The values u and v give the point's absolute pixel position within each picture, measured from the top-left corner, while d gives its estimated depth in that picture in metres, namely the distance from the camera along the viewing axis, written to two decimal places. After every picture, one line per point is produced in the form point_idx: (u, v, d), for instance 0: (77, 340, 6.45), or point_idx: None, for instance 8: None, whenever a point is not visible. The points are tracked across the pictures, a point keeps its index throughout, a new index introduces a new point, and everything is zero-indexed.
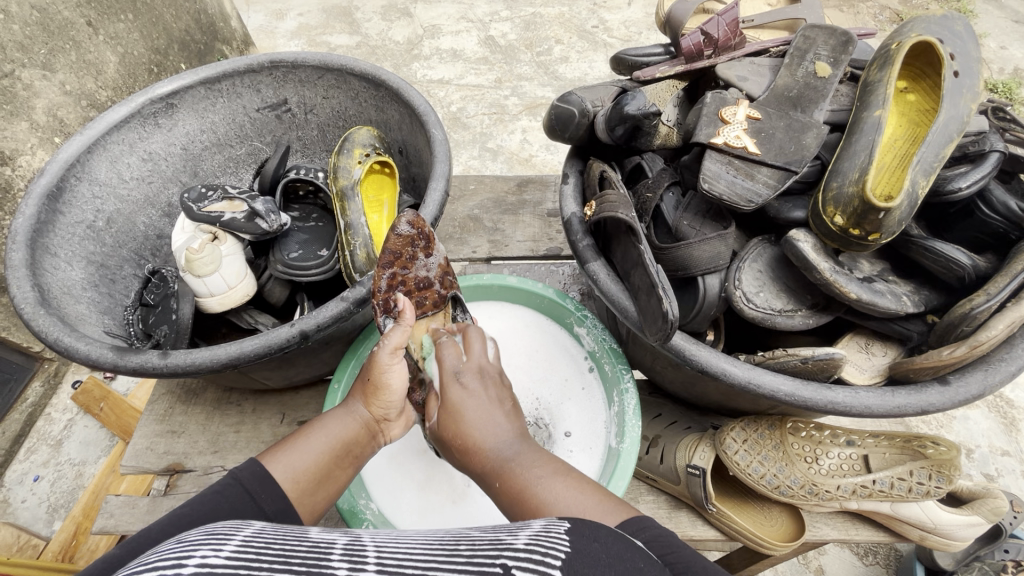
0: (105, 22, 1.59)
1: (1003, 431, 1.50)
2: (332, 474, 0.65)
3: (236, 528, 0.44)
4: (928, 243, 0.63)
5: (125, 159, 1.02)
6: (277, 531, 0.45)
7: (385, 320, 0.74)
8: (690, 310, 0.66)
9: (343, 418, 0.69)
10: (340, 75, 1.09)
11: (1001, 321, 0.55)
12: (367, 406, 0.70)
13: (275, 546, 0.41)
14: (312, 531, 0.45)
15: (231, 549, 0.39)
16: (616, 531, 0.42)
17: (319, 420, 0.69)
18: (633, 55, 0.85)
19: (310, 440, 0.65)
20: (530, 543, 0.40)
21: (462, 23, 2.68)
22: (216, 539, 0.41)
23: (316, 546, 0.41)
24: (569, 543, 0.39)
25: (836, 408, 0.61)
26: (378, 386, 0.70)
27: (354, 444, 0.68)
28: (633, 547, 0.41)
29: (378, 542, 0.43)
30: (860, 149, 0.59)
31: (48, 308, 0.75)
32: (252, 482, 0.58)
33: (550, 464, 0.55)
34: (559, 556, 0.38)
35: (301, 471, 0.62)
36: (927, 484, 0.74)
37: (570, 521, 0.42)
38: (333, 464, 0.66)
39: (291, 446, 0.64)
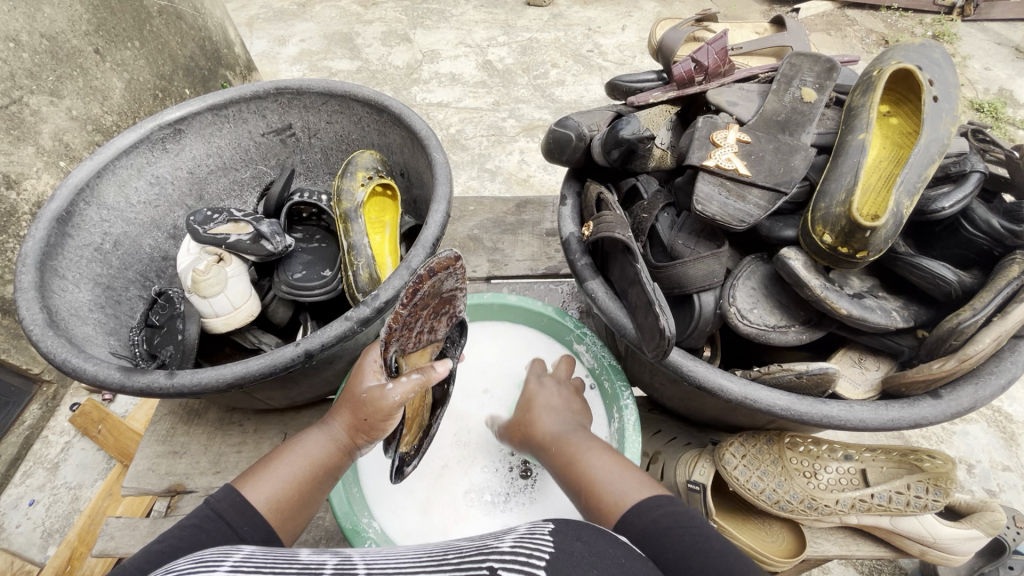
0: (112, 50, 1.64)
1: (1003, 446, 1.51)
2: (310, 497, 0.64)
3: (227, 553, 0.44)
4: (915, 260, 0.65)
5: (133, 183, 1.04)
6: (267, 555, 0.45)
7: (393, 354, 0.64)
8: (686, 327, 0.67)
9: (322, 438, 0.67)
10: (344, 101, 1.12)
11: (988, 334, 0.57)
12: (347, 432, 0.67)
13: (266, 571, 0.41)
14: (303, 553, 0.46)
15: (223, 571, 0.40)
16: (598, 528, 0.46)
17: (298, 438, 0.67)
18: (627, 81, 0.89)
19: (283, 464, 0.64)
20: (515, 544, 0.43)
21: (460, 48, 2.75)
22: (206, 564, 0.42)
23: (307, 566, 0.43)
24: (554, 543, 0.42)
25: (832, 422, 0.62)
26: (372, 426, 0.65)
27: (334, 463, 0.67)
28: (618, 545, 0.45)
29: (369, 560, 0.45)
30: (846, 171, 0.62)
31: (56, 330, 0.77)
32: (229, 509, 0.57)
33: (603, 452, 0.66)
34: (543, 557, 0.41)
35: (278, 498, 0.61)
36: (925, 497, 0.74)
37: (553, 522, 0.46)
38: (311, 489, 0.64)
39: (266, 471, 0.63)
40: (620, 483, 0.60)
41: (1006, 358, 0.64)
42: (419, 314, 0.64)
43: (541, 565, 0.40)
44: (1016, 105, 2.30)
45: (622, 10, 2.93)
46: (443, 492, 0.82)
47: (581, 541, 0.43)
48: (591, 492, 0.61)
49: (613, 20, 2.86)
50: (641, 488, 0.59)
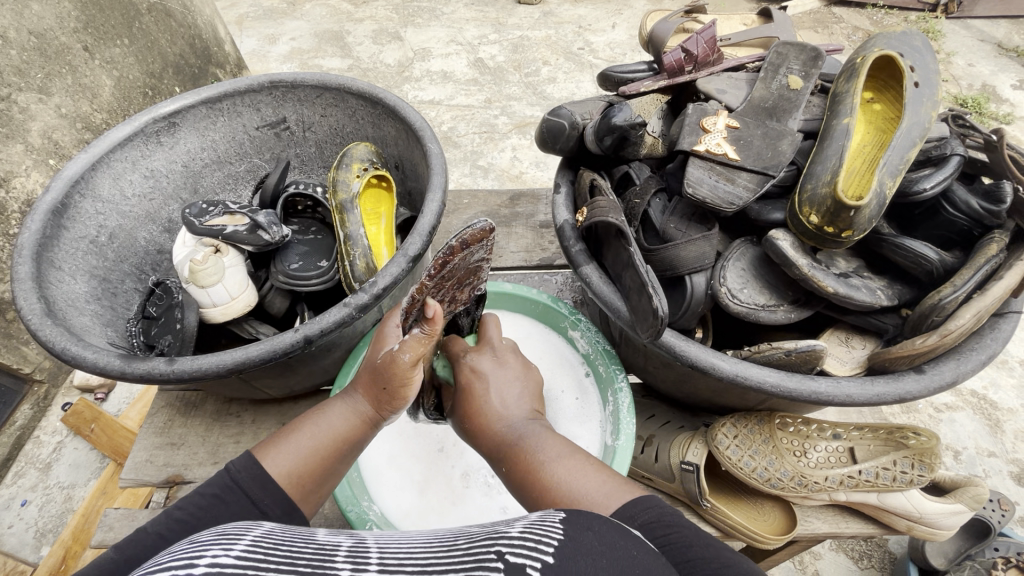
0: (101, 47, 1.63)
1: (989, 433, 1.54)
2: (333, 469, 0.65)
3: (247, 528, 0.44)
4: (898, 240, 0.68)
5: (127, 176, 1.04)
6: (285, 533, 0.44)
7: (414, 324, 0.68)
8: (678, 308, 0.69)
9: (344, 411, 0.67)
10: (338, 94, 1.13)
11: (968, 310, 0.59)
12: (372, 405, 0.67)
13: (283, 547, 0.41)
14: (319, 534, 0.45)
15: (240, 548, 0.39)
16: (613, 521, 0.43)
17: (320, 411, 0.67)
18: (618, 72, 0.90)
19: (309, 436, 0.64)
20: (525, 532, 0.41)
21: (452, 46, 2.76)
22: (225, 538, 0.41)
23: (321, 547, 0.42)
24: (565, 531, 0.40)
25: (820, 398, 0.65)
26: (394, 394, 0.66)
27: (357, 436, 0.67)
28: (629, 537, 0.42)
29: (382, 544, 0.44)
30: (831, 154, 0.64)
31: (54, 319, 0.77)
32: (249, 481, 0.58)
33: (562, 447, 0.58)
34: (551, 543, 0.39)
35: (299, 470, 0.61)
36: (910, 473, 0.77)
37: (565, 511, 0.44)
38: (333, 462, 0.64)
39: (288, 443, 0.63)
40: (585, 484, 0.53)
41: (986, 335, 0.67)
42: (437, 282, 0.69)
43: (550, 553, 0.38)
44: (998, 101, 2.36)
45: (612, 8, 2.95)
46: (440, 476, 0.83)
47: (592, 530, 0.41)
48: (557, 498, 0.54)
49: (604, 18, 2.88)
50: (612, 493, 0.52)
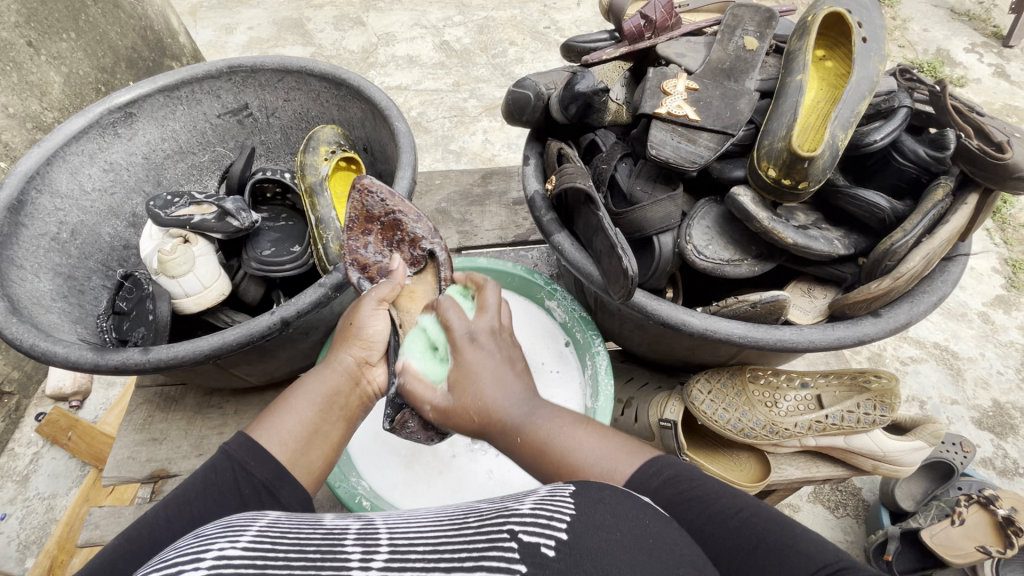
0: (46, 41, 1.57)
1: (951, 381, 1.62)
2: (324, 429, 0.60)
3: (253, 518, 0.43)
4: (853, 191, 0.71)
5: (86, 170, 1.01)
6: (292, 519, 0.44)
7: (361, 278, 0.78)
8: (648, 268, 0.71)
9: (325, 371, 0.64)
10: (300, 77, 1.11)
11: (917, 254, 0.63)
12: (350, 353, 0.65)
13: (290, 536, 0.40)
14: (326, 518, 0.44)
15: (247, 540, 0.39)
16: (624, 491, 0.43)
17: (301, 378, 0.63)
18: (581, 41, 0.91)
19: (293, 403, 0.60)
20: (536, 507, 0.41)
21: (416, 30, 2.72)
22: (232, 530, 0.41)
23: (329, 533, 0.41)
24: (576, 506, 0.40)
25: (785, 346, 0.68)
26: (358, 330, 0.67)
27: (344, 393, 0.63)
28: (640, 505, 0.42)
29: (391, 524, 0.43)
30: (786, 110, 0.66)
31: (20, 317, 0.75)
32: (240, 453, 0.55)
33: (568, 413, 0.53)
34: (565, 520, 0.39)
35: (287, 435, 0.58)
36: (873, 413, 0.81)
37: (575, 484, 0.43)
38: (324, 420, 0.61)
39: (275, 411, 0.59)
40: (605, 453, 0.50)
41: (936, 278, 0.71)
42: (365, 237, 0.81)
43: (563, 529, 0.38)
44: (952, 64, 2.44)
45: None
46: (427, 448, 0.85)
47: (603, 503, 0.41)
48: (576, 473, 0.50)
49: None
50: (628, 453, 0.51)
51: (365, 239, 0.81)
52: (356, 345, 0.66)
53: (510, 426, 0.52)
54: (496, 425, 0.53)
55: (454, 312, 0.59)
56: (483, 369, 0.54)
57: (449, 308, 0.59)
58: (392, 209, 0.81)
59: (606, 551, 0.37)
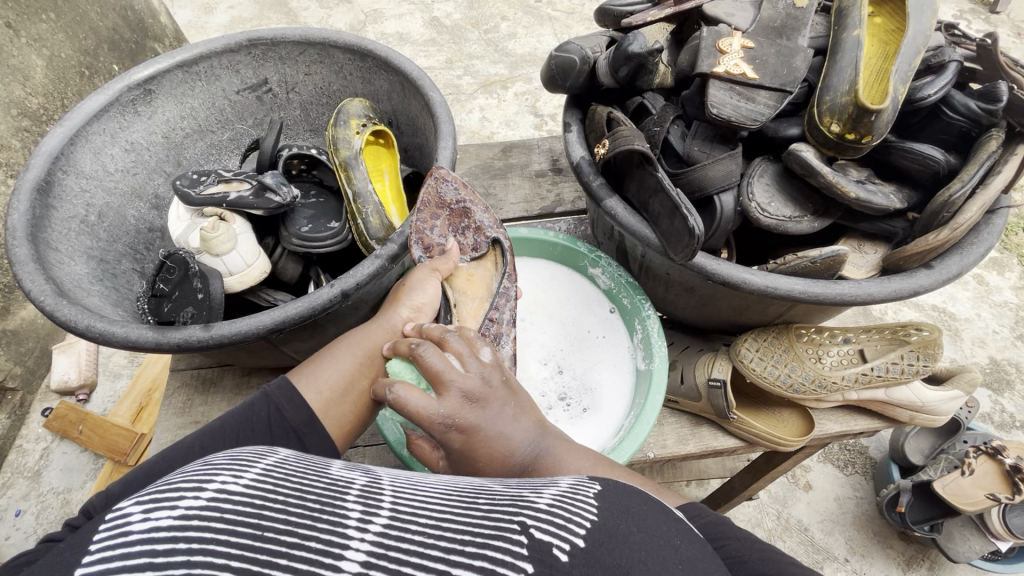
0: (26, 22, 1.50)
1: (949, 341, 1.68)
2: (359, 383, 0.66)
3: (263, 455, 0.44)
4: (906, 144, 0.72)
5: (108, 150, 0.98)
6: (300, 464, 0.44)
7: (421, 256, 0.79)
8: (708, 228, 0.72)
9: (370, 328, 0.69)
10: (323, 49, 1.08)
11: (973, 205, 0.65)
12: (397, 314, 0.70)
13: (294, 480, 0.40)
14: (334, 468, 0.45)
15: (252, 477, 0.39)
16: (652, 503, 0.45)
17: (349, 333, 0.69)
18: (618, 5, 0.90)
19: (334, 355, 0.67)
20: (554, 503, 0.41)
21: (404, 6, 2.65)
22: (240, 463, 0.41)
23: (333, 484, 0.41)
24: (600, 510, 0.41)
25: (844, 299, 0.69)
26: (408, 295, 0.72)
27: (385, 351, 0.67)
28: (665, 522, 0.43)
29: (398, 486, 0.43)
30: (846, 65, 0.66)
31: (68, 300, 0.73)
32: (282, 399, 0.63)
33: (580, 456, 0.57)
34: (582, 525, 0.39)
35: (325, 385, 0.64)
36: (916, 364, 0.84)
37: (598, 484, 0.45)
38: (361, 374, 0.66)
39: (319, 363, 0.66)
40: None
41: (982, 230, 0.73)
42: (433, 220, 0.82)
43: (579, 534, 0.38)
44: None
45: None
46: None
47: (628, 515, 0.41)
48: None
49: None
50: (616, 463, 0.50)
51: (433, 221, 0.82)
52: (404, 306, 0.71)
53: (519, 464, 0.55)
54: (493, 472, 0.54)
55: (415, 394, 0.53)
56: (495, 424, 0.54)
57: (409, 388, 0.53)
58: (463, 198, 0.84)
59: (619, 566, 0.37)
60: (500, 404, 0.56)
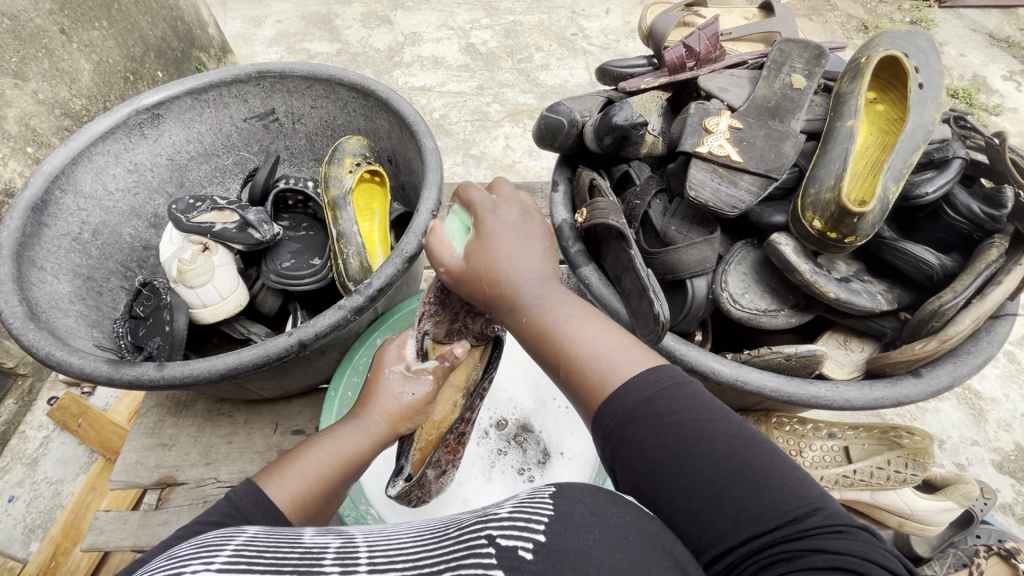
0: (79, 29, 1.57)
1: (973, 422, 1.57)
2: (332, 492, 0.60)
3: (230, 536, 0.41)
4: (899, 244, 0.67)
5: (111, 170, 1.01)
6: (272, 536, 0.42)
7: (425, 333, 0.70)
8: (678, 312, 0.69)
9: (353, 433, 0.63)
10: (329, 85, 1.10)
11: (967, 317, 0.60)
12: (385, 423, 0.64)
13: (268, 554, 0.39)
14: (307, 535, 0.43)
15: (224, 559, 0.38)
16: (603, 488, 0.41)
17: (329, 432, 0.63)
18: (617, 66, 0.87)
19: (313, 458, 0.60)
20: (514, 511, 0.39)
21: (442, 30, 2.70)
22: (208, 549, 0.39)
23: (308, 551, 0.40)
24: (555, 507, 0.38)
25: (819, 402, 0.65)
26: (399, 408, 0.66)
27: (365, 457, 0.63)
28: (622, 504, 0.39)
29: (372, 540, 0.42)
30: (835, 157, 0.63)
31: (38, 323, 0.75)
32: (254, 508, 0.53)
33: (581, 305, 0.51)
34: (542, 521, 0.37)
35: (303, 494, 0.57)
36: (904, 472, 0.78)
37: (555, 485, 0.42)
38: (337, 483, 0.60)
39: (294, 464, 0.59)
40: (610, 351, 0.48)
41: (981, 339, 0.67)
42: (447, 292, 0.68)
43: (541, 530, 0.36)
44: (989, 91, 2.37)
45: None
46: None
47: (582, 502, 0.39)
48: (573, 362, 0.48)
49: (598, 3, 2.83)
50: (639, 358, 0.47)
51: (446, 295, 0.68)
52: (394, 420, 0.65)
53: (520, 304, 0.52)
54: (507, 296, 0.52)
55: (477, 189, 0.57)
56: (504, 241, 0.54)
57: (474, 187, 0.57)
58: None
59: (582, 550, 0.35)
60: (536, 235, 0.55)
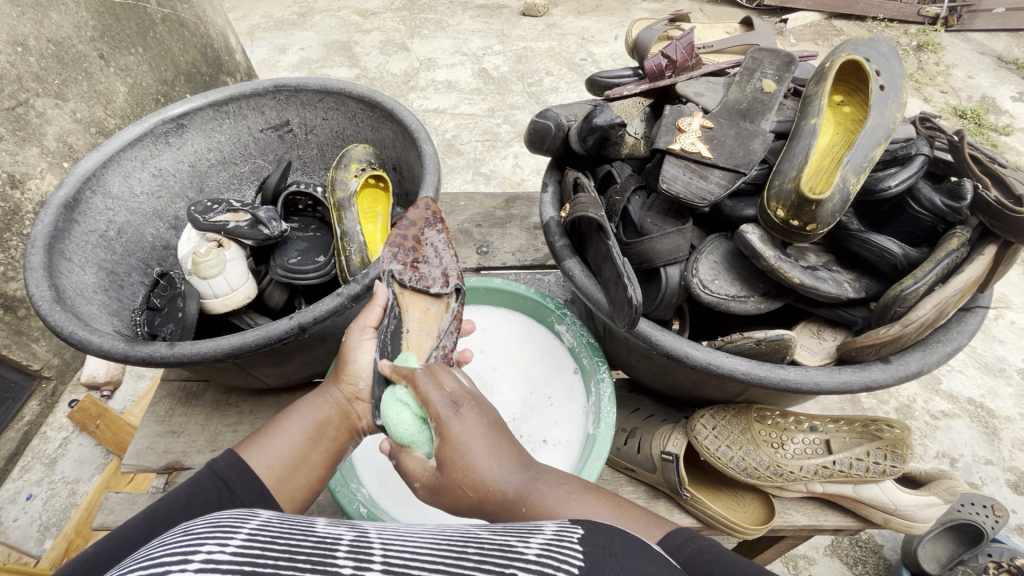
0: (116, 55, 1.69)
1: (985, 441, 1.54)
2: (306, 456, 0.67)
3: (244, 518, 0.42)
4: (865, 235, 0.71)
5: (137, 174, 1.09)
6: (285, 520, 0.42)
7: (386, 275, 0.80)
8: (653, 299, 0.73)
9: (316, 400, 0.71)
10: (339, 98, 1.18)
11: (929, 302, 0.62)
12: (338, 385, 0.72)
13: (282, 541, 0.38)
14: (319, 524, 0.42)
15: (239, 542, 0.38)
16: (633, 539, 0.43)
17: (297, 404, 0.71)
18: (604, 77, 0.93)
19: (284, 428, 0.68)
20: (541, 552, 0.40)
21: (456, 57, 2.83)
22: (223, 530, 0.39)
23: (322, 541, 0.39)
24: (585, 555, 0.40)
25: (789, 386, 0.67)
26: (347, 363, 0.72)
27: (332, 424, 0.70)
28: (649, 558, 0.42)
29: (386, 536, 0.41)
30: (798, 152, 0.67)
31: (63, 306, 0.81)
32: (228, 471, 0.62)
33: (566, 483, 0.53)
34: (570, 570, 0.38)
35: (275, 459, 0.65)
36: (883, 463, 0.79)
37: (582, 527, 0.44)
38: (310, 445, 0.68)
39: (267, 436, 0.66)
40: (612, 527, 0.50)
41: (952, 328, 0.70)
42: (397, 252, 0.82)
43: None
44: (998, 112, 2.39)
45: (614, 20, 3.02)
46: None
47: (613, 557, 0.41)
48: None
49: (607, 30, 2.95)
50: (648, 527, 0.51)
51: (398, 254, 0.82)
52: (344, 380, 0.72)
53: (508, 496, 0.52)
54: (495, 498, 0.52)
55: (431, 388, 0.58)
56: (471, 442, 0.53)
57: (417, 380, 0.59)
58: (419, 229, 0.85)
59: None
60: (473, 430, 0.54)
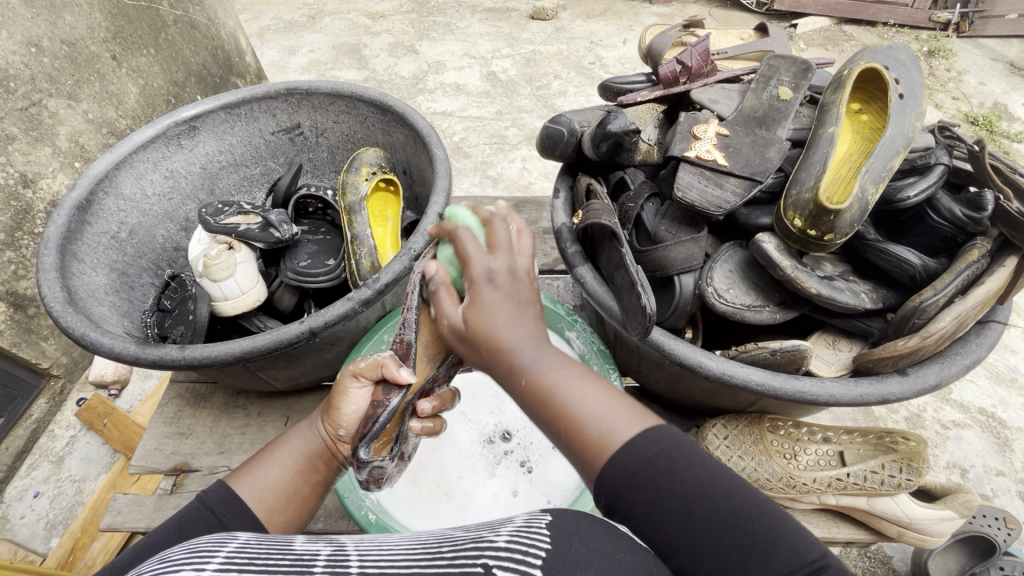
0: (128, 56, 1.70)
1: (997, 452, 1.51)
2: (298, 492, 0.61)
3: (222, 541, 0.43)
4: (882, 245, 0.70)
5: (149, 176, 1.09)
6: (263, 541, 0.43)
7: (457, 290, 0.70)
8: (668, 307, 0.72)
9: (304, 430, 0.63)
10: (350, 101, 1.18)
11: (948, 314, 0.61)
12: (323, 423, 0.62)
13: (260, 561, 0.39)
14: (298, 541, 0.44)
15: (217, 565, 0.38)
16: (599, 520, 0.43)
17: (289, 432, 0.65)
18: (617, 83, 0.93)
19: (274, 457, 0.62)
20: (512, 539, 0.41)
21: (465, 59, 2.83)
22: (201, 554, 0.40)
23: (299, 558, 0.41)
24: (552, 540, 0.40)
25: (804, 397, 0.66)
26: (331, 407, 0.61)
27: (321, 456, 0.62)
28: (618, 538, 0.42)
29: (362, 548, 0.43)
30: (815, 161, 0.66)
31: (75, 308, 0.81)
32: (218, 502, 0.57)
33: (575, 367, 0.51)
34: (539, 555, 0.39)
35: (266, 490, 0.59)
36: (898, 477, 0.78)
37: (551, 514, 0.44)
38: (301, 481, 0.61)
39: (260, 463, 0.62)
40: (607, 412, 0.48)
41: (970, 340, 0.68)
42: None
43: (536, 565, 0.39)
44: (1010, 119, 2.36)
45: (623, 24, 3.02)
46: (433, 466, 0.87)
47: (579, 536, 0.41)
48: (573, 426, 0.48)
49: (615, 34, 2.95)
50: (632, 417, 0.48)
51: None
52: (330, 422, 0.60)
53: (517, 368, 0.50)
54: (504, 359, 0.50)
55: (474, 247, 0.53)
56: (498, 304, 0.51)
57: (467, 239, 0.54)
58: None
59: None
60: (514, 297, 0.52)
